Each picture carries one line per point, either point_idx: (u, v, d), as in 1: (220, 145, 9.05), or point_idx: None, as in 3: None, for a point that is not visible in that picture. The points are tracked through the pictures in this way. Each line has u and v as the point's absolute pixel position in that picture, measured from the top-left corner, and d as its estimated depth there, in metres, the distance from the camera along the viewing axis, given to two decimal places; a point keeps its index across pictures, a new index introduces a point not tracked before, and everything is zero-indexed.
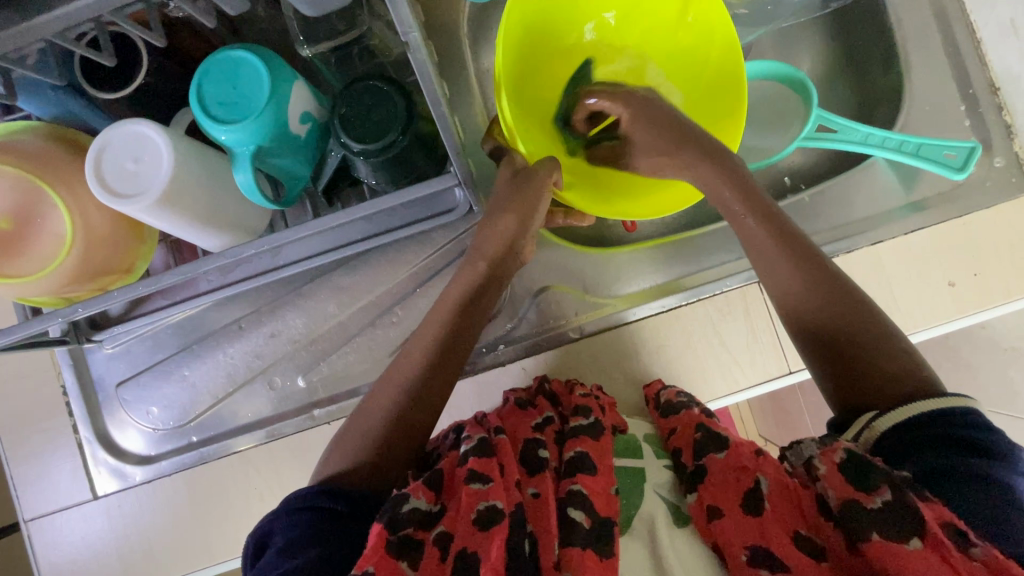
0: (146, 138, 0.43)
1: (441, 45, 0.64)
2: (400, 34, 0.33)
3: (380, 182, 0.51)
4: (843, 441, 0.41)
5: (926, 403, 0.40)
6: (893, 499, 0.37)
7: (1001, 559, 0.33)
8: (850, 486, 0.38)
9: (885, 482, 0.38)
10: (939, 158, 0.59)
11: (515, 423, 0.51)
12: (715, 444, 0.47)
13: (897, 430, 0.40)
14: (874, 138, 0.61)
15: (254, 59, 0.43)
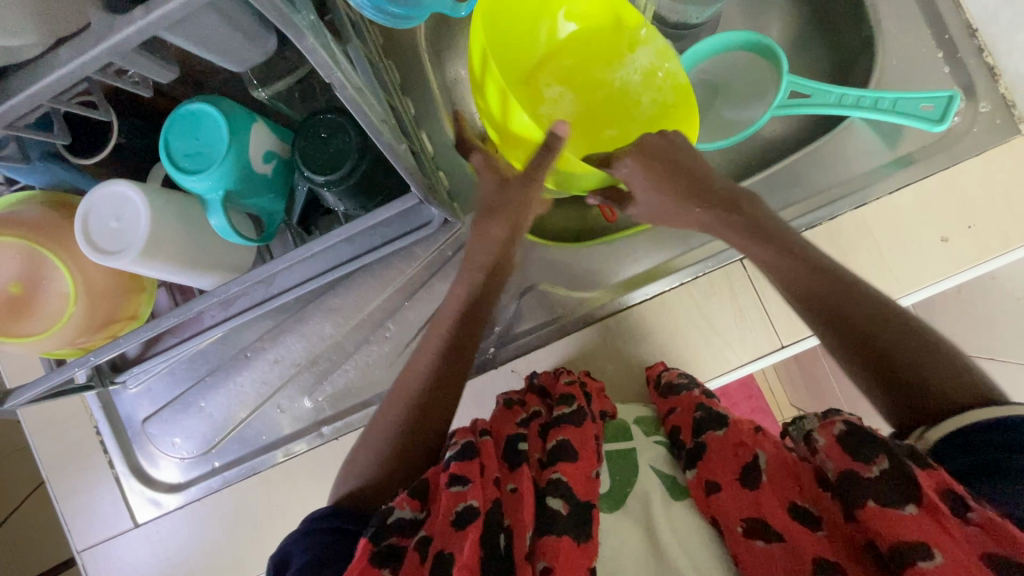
0: (124, 197, 0.46)
1: (402, 62, 0.66)
2: (325, 77, 0.33)
3: (349, 208, 0.53)
4: (843, 414, 0.39)
5: (981, 411, 0.35)
6: (890, 467, 0.35)
7: (1002, 523, 0.31)
8: (844, 454, 0.37)
9: (882, 450, 0.36)
10: (916, 111, 0.57)
11: (501, 421, 0.51)
12: (713, 421, 0.47)
13: (950, 442, 0.35)
14: (848, 99, 0.59)
15: (210, 108, 0.46)
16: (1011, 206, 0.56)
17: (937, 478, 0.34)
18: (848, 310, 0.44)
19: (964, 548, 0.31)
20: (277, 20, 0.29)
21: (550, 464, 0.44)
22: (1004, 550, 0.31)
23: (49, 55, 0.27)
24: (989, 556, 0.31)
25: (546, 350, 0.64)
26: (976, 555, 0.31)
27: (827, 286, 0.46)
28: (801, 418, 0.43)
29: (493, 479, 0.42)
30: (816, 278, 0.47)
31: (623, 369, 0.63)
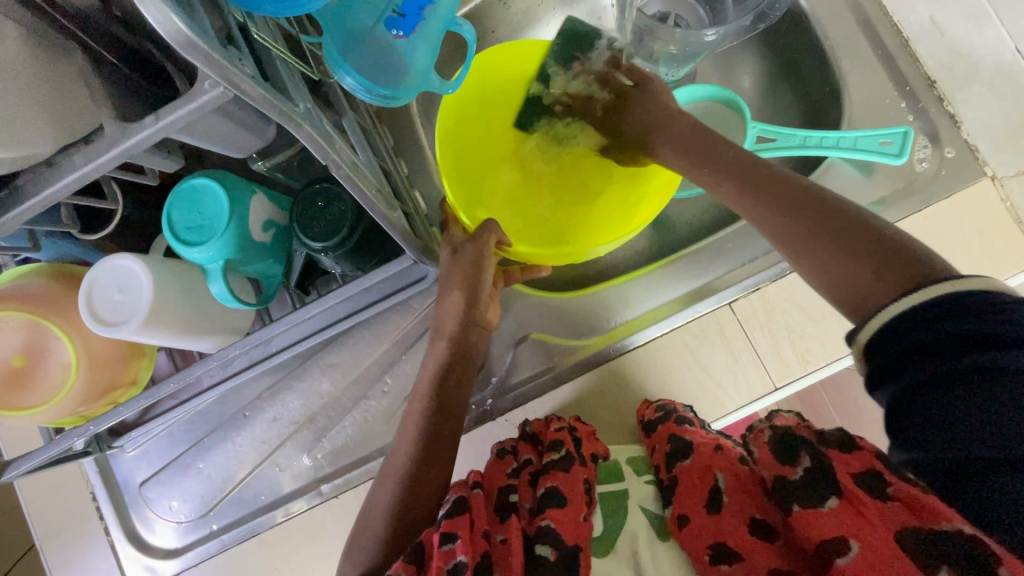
0: (126, 270, 0.47)
1: (395, 125, 0.68)
2: (323, 160, 0.35)
3: (346, 269, 0.55)
4: (773, 421, 0.43)
5: (935, 290, 0.34)
6: (812, 465, 0.38)
7: (918, 495, 0.34)
8: (775, 461, 0.40)
9: (806, 452, 0.39)
10: (876, 147, 0.60)
11: (495, 473, 0.51)
12: (681, 453, 0.49)
13: (886, 337, 0.35)
14: (813, 140, 0.63)
15: (213, 182, 0.47)
16: (985, 243, 0.58)
17: (861, 460, 0.37)
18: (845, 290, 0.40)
19: (882, 530, 0.34)
20: (276, 115, 0.30)
21: (539, 510, 0.44)
22: (920, 523, 0.33)
23: (64, 160, 0.28)
24: (906, 530, 0.33)
25: (542, 401, 0.64)
26: (891, 535, 0.33)
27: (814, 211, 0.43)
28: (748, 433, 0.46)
29: (482, 533, 0.42)
30: (799, 239, 0.43)
31: (621, 418, 0.63)
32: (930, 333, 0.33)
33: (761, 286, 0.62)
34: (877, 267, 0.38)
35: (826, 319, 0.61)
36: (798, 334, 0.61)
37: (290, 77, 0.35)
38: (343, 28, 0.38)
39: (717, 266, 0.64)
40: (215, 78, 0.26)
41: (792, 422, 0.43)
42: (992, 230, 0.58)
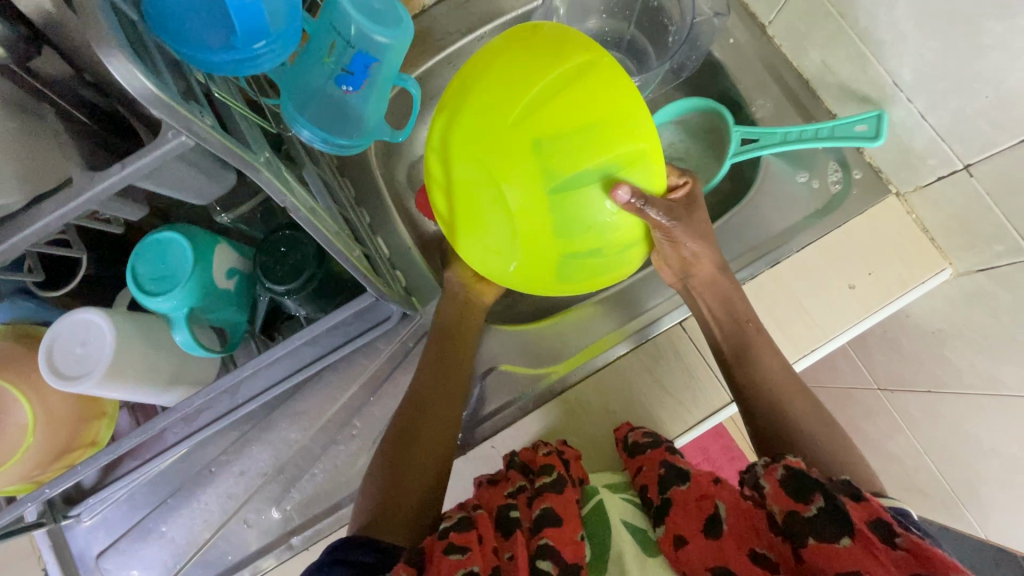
0: (89, 323, 0.48)
1: (356, 177, 0.72)
2: (279, 202, 0.38)
3: (309, 311, 0.57)
4: (786, 460, 0.46)
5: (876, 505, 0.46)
6: (825, 504, 0.41)
7: (925, 547, 0.37)
8: (789, 497, 0.43)
9: (819, 491, 0.42)
10: (853, 133, 0.62)
11: (488, 497, 0.51)
12: (678, 477, 0.50)
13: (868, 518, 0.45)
14: (792, 135, 0.65)
15: (176, 234, 0.49)
16: (899, 252, 0.65)
17: (868, 508, 0.40)
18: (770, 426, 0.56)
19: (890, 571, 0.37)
20: (235, 161, 0.33)
21: (536, 531, 0.45)
22: (926, 569, 0.36)
23: (32, 207, 0.30)
24: None
25: (512, 432, 0.65)
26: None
27: (790, 384, 0.58)
28: (750, 468, 0.49)
29: (491, 547, 0.43)
30: (784, 378, 0.59)
31: (589, 443, 0.64)
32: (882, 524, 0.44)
33: None
34: (822, 443, 0.54)
35: (774, 330, 0.65)
36: None
37: (250, 130, 0.38)
38: (301, 86, 0.42)
39: (665, 288, 0.68)
40: (177, 128, 0.29)
41: (802, 464, 0.45)
42: (903, 240, 0.65)
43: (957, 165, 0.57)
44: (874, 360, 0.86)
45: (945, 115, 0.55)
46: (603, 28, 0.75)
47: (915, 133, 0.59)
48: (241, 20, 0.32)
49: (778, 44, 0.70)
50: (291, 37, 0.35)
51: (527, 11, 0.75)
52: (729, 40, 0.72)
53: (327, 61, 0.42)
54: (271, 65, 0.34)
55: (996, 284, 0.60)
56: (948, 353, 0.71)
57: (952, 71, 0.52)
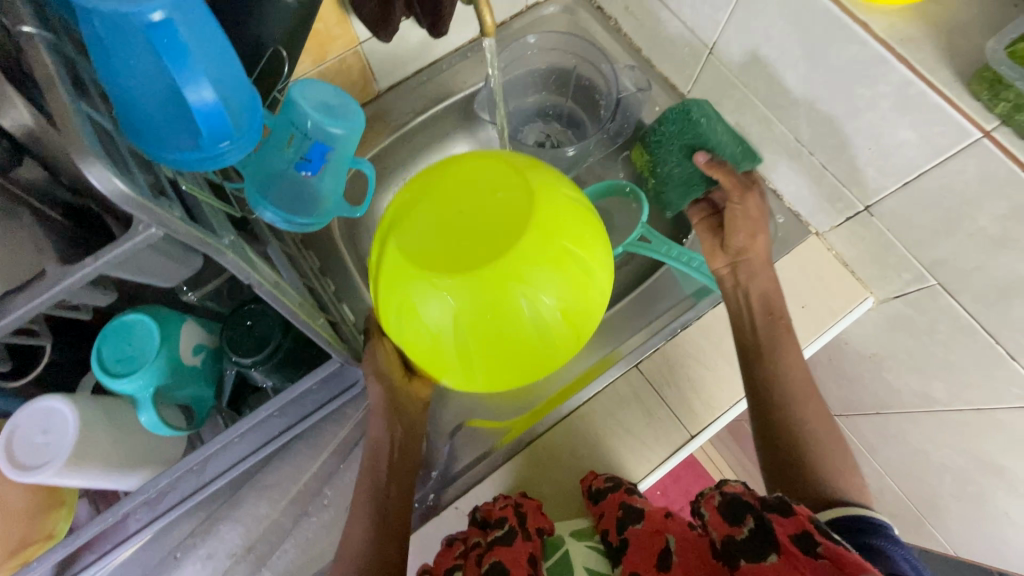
0: (50, 411, 0.48)
1: (319, 249, 0.75)
2: (244, 279, 0.41)
3: (276, 382, 0.59)
4: (725, 488, 0.50)
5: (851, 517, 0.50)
6: (755, 525, 0.44)
7: (843, 554, 0.39)
8: (724, 522, 0.46)
9: (749, 513, 0.45)
10: (705, 273, 0.72)
11: (444, 559, 0.53)
12: (631, 516, 0.52)
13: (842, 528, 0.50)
14: (674, 254, 0.73)
15: (141, 315, 0.51)
16: (825, 286, 0.71)
17: (795, 522, 0.43)
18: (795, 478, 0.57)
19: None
20: (201, 246, 0.36)
21: None
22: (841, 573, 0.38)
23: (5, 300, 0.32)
24: None
25: (484, 487, 0.65)
26: None
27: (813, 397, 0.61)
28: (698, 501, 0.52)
29: None
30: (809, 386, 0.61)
31: (560, 491, 0.65)
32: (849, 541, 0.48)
33: (661, 346, 0.71)
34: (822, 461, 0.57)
35: (723, 365, 0.69)
36: (699, 385, 0.69)
37: (215, 217, 0.42)
38: (262, 174, 0.46)
39: (620, 333, 0.72)
40: (148, 222, 0.32)
41: (739, 489, 0.49)
42: (827, 275, 0.72)
43: (858, 207, 0.65)
44: (826, 389, 0.90)
45: (841, 166, 0.63)
46: (543, 102, 0.85)
47: (822, 181, 0.67)
48: (207, 124, 0.34)
49: None
50: (253, 134, 0.37)
51: (474, 91, 0.83)
52: (656, 109, 0.81)
53: (287, 151, 0.46)
54: (234, 161, 0.36)
55: (912, 309, 0.66)
56: (886, 376, 0.76)
57: (838, 128, 0.60)
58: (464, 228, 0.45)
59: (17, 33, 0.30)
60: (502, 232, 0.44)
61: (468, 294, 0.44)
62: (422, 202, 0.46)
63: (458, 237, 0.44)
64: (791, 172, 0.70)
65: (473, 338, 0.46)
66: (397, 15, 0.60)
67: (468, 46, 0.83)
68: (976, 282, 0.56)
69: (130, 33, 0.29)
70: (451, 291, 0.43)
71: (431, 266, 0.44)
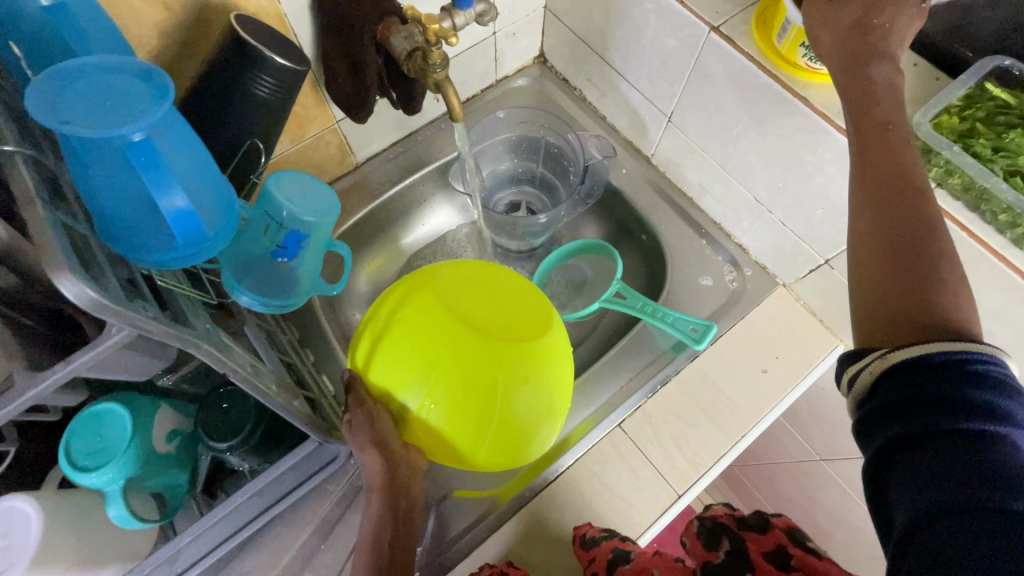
0: (16, 510, 0.47)
1: (298, 321, 0.75)
2: (221, 368, 0.41)
3: (254, 464, 0.57)
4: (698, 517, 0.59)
5: (916, 349, 0.36)
6: (730, 547, 0.54)
7: (809, 561, 0.50)
8: (703, 550, 0.55)
9: (725, 537, 0.55)
10: (685, 330, 0.72)
11: None
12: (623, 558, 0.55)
13: (901, 375, 0.35)
14: (648, 308, 0.74)
15: (115, 406, 0.50)
16: (797, 335, 0.73)
17: (772, 538, 0.54)
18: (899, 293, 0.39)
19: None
20: (177, 342, 0.37)
21: None
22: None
23: None
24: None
25: (470, 561, 0.63)
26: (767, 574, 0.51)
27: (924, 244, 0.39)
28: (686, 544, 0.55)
29: None
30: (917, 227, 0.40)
31: (550, 560, 0.63)
32: (912, 402, 0.34)
33: (641, 403, 0.71)
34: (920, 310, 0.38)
35: (704, 420, 0.70)
36: (682, 441, 0.69)
37: (190, 306, 0.42)
38: (237, 263, 0.46)
39: (600, 391, 0.72)
40: (121, 325, 0.33)
41: (723, 512, 0.59)
42: (798, 324, 0.74)
43: (819, 260, 0.68)
44: (811, 435, 0.91)
45: (798, 222, 0.67)
46: (516, 168, 0.89)
47: (782, 236, 0.70)
48: (182, 231, 0.35)
49: (662, 170, 0.83)
50: (228, 230, 0.38)
51: (449, 160, 0.86)
52: (623, 171, 0.85)
53: (263, 240, 0.47)
54: (209, 255, 0.38)
55: None
56: None
57: (792, 188, 0.64)
58: (478, 323, 0.56)
59: None
60: (481, 333, 0.55)
61: (464, 373, 0.54)
62: (441, 289, 0.58)
63: (475, 322, 0.56)
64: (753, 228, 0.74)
65: (456, 408, 0.55)
66: (370, 93, 0.62)
67: (441, 118, 0.87)
68: None
69: (106, 152, 0.30)
70: (442, 382, 0.54)
71: (449, 343, 0.54)
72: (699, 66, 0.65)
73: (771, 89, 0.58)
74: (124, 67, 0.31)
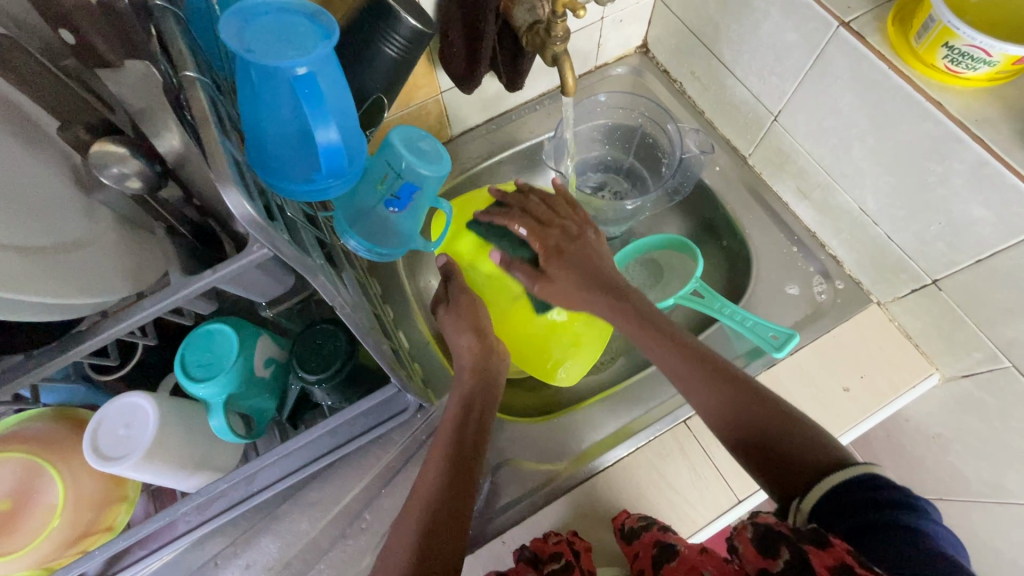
0: (133, 406, 0.52)
1: (382, 277, 0.79)
2: (330, 301, 0.44)
3: (335, 401, 0.61)
4: (754, 515, 0.44)
5: (841, 473, 0.42)
6: (791, 556, 0.39)
7: None
8: (758, 554, 0.40)
9: (783, 544, 0.39)
10: (765, 336, 0.70)
11: None
12: (667, 556, 0.51)
13: (827, 498, 0.42)
14: (726, 309, 0.73)
15: (225, 327, 0.55)
16: (885, 357, 0.70)
17: (833, 553, 0.37)
18: (738, 414, 0.51)
19: None
20: (301, 269, 0.40)
21: None
22: None
23: (135, 304, 0.36)
24: None
25: (520, 529, 0.64)
26: None
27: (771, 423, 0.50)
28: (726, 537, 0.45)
29: None
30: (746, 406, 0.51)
31: (601, 544, 0.63)
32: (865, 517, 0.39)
33: None
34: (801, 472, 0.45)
35: None
36: None
37: (309, 239, 0.46)
38: (353, 207, 0.50)
39: (670, 384, 0.72)
40: (262, 243, 0.36)
41: (772, 518, 0.42)
42: (889, 346, 0.70)
43: (925, 280, 0.64)
44: (882, 466, 0.86)
45: (908, 237, 0.63)
46: (605, 154, 0.89)
47: (886, 251, 0.66)
48: (329, 163, 0.37)
49: (759, 172, 0.81)
50: (359, 170, 0.41)
51: (540, 141, 0.88)
52: (716, 168, 0.83)
53: (379, 188, 0.49)
54: (339, 192, 0.40)
55: (982, 390, 0.63)
56: (952, 460, 0.72)
57: (906, 200, 0.61)
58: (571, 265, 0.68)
59: (182, 77, 0.35)
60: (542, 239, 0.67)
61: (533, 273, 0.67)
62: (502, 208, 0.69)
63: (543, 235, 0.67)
64: (853, 239, 0.70)
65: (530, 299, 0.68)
66: (481, 72, 0.65)
67: (538, 99, 0.88)
68: None
69: (278, 81, 0.34)
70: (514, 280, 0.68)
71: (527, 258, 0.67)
72: (820, 62, 0.62)
73: (901, 91, 0.55)
74: (301, 7, 0.34)
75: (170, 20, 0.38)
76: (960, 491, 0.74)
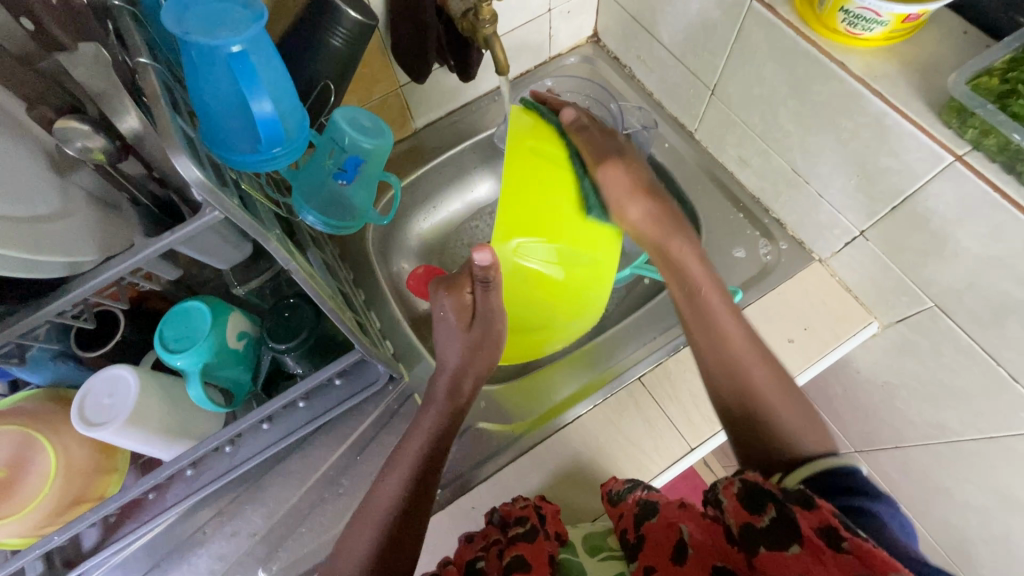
0: (117, 376, 0.56)
1: (353, 263, 0.83)
2: (284, 265, 0.49)
3: (306, 369, 0.66)
4: (742, 474, 0.46)
5: (823, 462, 0.45)
6: (775, 514, 0.40)
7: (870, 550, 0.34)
8: (743, 510, 0.43)
9: (771, 502, 0.41)
10: None
11: (463, 551, 0.54)
12: (649, 514, 0.52)
13: (814, 478, 0.44)
14: None
15: (199, 302, 0.60)
16: (827, 308, 0.73)
17: (819, 515, 0.38)
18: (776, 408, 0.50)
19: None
20: (253, 233, 0.44)
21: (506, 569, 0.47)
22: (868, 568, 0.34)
23: (103, 265, 0.41)
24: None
25: (487, 486, 0.68)
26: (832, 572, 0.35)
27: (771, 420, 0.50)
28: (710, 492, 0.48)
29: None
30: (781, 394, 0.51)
31: (563, 495, 0.67)
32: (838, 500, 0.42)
33: (663, 360, 0.74)
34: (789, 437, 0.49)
35: None
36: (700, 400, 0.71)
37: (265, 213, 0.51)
38: (306, 182, 0.54)
39: (626, 345, 0.76)
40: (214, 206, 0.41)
41: (756, 478, 0.44)
42: (830, 299, 0.74)
43: (854, 232, 0.68)
44: (843, 421, 0.89)
45: (834, 193, 0.67)
46: None
47: (819, 208, 0.71)
48: (267, 132, 0.42)
49: (704, 145, 0.85)
50: (301, 142, 0.46)
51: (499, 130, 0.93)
52: (665, 145, 0.88)
53: (327, 164, 0.54)
54: (285, 162, 0.45)
55: (915, 332, 0.67)
56: (899, 405, 0.76)
57: (827, 157, 0.65)
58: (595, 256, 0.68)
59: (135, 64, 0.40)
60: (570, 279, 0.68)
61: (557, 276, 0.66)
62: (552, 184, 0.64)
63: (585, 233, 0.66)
64: (790, 201, 0.74)
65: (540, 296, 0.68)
66: (428, 62, 0.70)
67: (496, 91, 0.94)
68: (968, 300, 0.58)
69: (217, 60, 0.39)
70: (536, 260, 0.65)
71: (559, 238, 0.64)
72: (742, 36, 0.67)
73: (809, 55, 0.60)
74: None
75: (125, 18, 0.43)
76: (911, 436, 0.77)
